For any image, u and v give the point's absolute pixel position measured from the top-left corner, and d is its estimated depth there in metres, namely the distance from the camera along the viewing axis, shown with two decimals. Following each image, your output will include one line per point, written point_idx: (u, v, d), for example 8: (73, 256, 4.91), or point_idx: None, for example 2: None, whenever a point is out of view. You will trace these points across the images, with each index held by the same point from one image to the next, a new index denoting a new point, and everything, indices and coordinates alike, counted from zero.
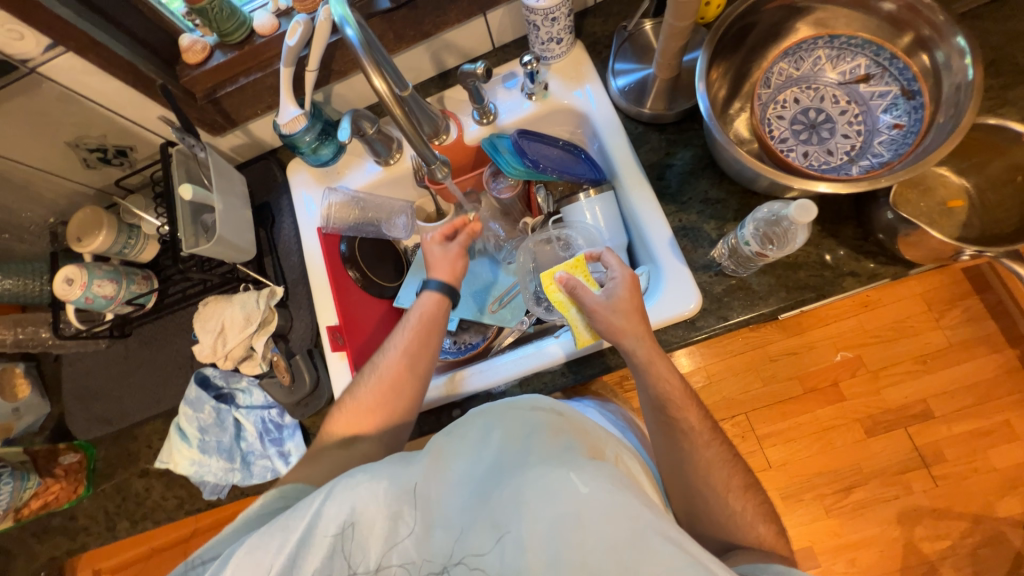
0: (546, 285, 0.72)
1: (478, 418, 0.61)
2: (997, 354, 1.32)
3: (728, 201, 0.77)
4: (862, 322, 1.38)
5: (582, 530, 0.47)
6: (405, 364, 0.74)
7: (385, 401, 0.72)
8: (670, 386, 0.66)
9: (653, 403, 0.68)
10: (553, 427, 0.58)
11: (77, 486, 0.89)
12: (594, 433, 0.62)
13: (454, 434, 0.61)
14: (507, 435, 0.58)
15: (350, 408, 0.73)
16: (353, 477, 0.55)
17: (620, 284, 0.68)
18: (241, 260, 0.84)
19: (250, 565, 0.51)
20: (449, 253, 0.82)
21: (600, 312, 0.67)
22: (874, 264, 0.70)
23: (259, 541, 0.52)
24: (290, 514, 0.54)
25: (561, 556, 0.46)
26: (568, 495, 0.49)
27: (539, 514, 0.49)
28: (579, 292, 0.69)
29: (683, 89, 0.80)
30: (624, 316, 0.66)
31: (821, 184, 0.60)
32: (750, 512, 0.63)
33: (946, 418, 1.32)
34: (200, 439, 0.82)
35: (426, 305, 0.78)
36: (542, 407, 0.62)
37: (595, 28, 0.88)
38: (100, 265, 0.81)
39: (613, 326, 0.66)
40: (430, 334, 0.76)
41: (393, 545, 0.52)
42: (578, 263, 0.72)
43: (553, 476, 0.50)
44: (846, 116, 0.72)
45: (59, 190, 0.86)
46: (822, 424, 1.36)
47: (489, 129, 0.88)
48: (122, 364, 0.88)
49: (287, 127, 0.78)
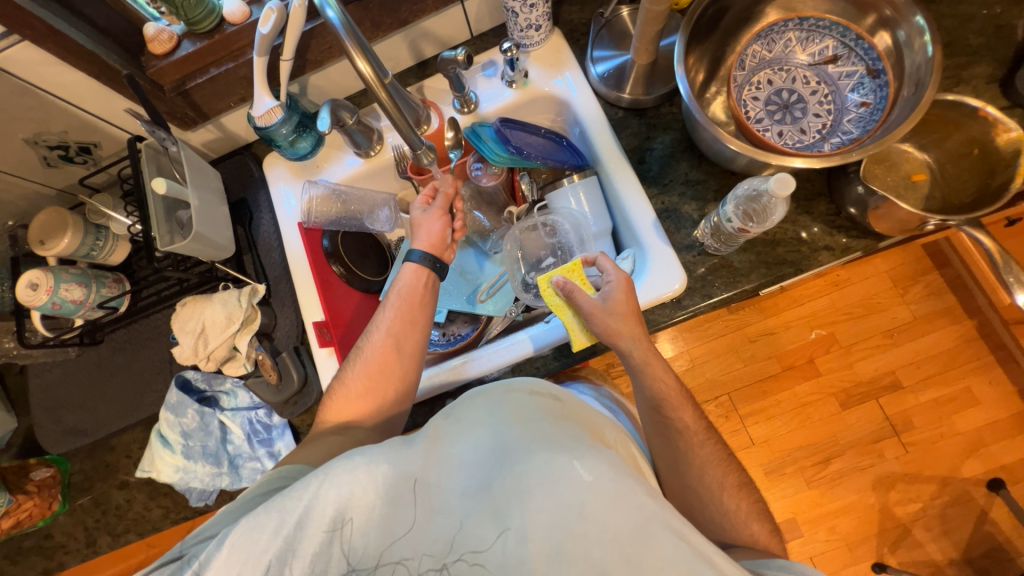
0: (543, 290, 0.72)
1: (481, 400, 0.61)
2: (956, 325, 1.40)
3: (708, 182, 0.79)
4: (833, 300, 1.44)
5: (586, 521, 0.48)
6: (391, 345, 0.73)
7: (375, 386, 0.71)
8: (653, 363, 0.68)
9: (646, 401, 0.69)
10: (554, 413, 0.59)
11: (52, 502, 0.84)
12: (593, 421, 0.63)
13: (453, 416, 0.61)
14: (509, 416, 0.58)
15: (339, 397, 0.72)
16: (352, 461, 0.54)
17: (616, 287, 0.68)
18: (219, 258, 0.81)
19: (247, 541, 0.51)
20: (430, 216, 0.80)
21: (600, 315, 0.67)
22: (847, 239, 0.74)
23: (256, 519, 0.52)
24: (286, 495, 0.53)
25: (564, 547, 0.47)
26: (573, 484, 0.50)
27: (542, 503, 0.50)
28: (575, 295, 0.69)
29: (660, 75, 0.81)
30: (621, 319, 0.67)
31: (798, 160, 0.63)
32: (744, 509, 0.65)
33: (914, 388, 1.39)
34: (182, 445, 0.79)
35: (407, 278, 0.77)
36: (542, 391, 0.63)
37: (572, 15, 0.88)
38: (67, 268, 0.77)
39: (609, 328, 0.67)
40: (413, 310, 0.75)
41: (393, 532, 0.52)
42: (574, 267, 0.72)
43: (558, 464, 0.51)
44: (816, 96, 0.75)
45: (18, 192, 0.82)
46: (800, 399, 1.42)
47: (471, 117, 0.88)
48: (95, 372, 0.84)
49: (262, 119, 0.76)
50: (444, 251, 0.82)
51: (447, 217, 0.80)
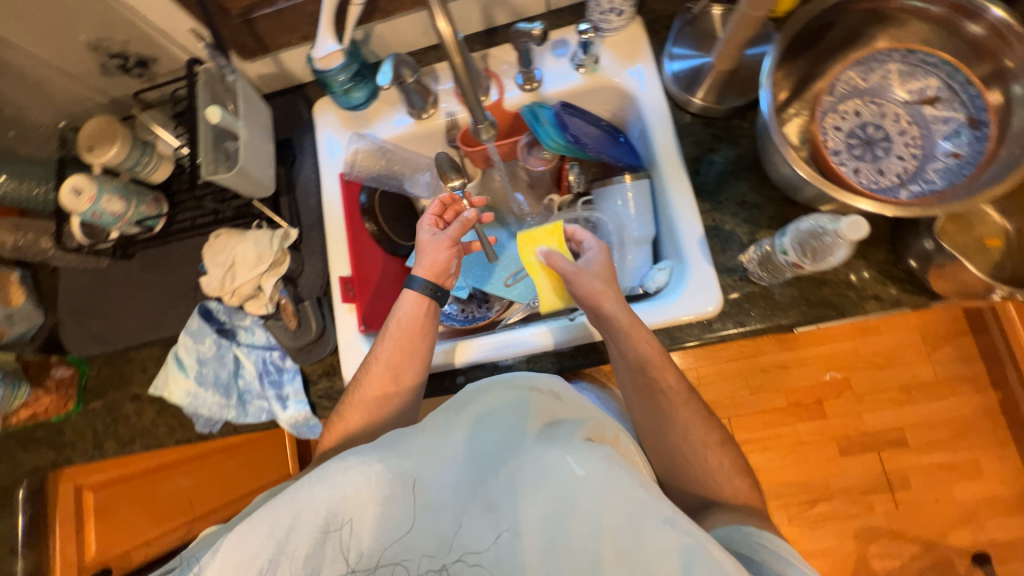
0: (521, 246, 0.80)
1: (477, 393, 0.60)
2: (977, 394, 1.36)
3: (765, 207, 0.75)
4: (856, 346, 1.40)
5: (577, 514, 0.48)
6: (389, 377, 0.73)
7: (373, 420, 0.72)
8: (641, 330, 0.68)
9: (651, 399, 0.68)
10: (550, 411, 0.58)
11: (68, 400, 0.87)
12: (597, 417, 0.61)
13: (446, 409, 0.59)
14: (503, 414, 0.57)
15: (337, 429, 0.72)
16: (344, 461, 0.55)
17: (597, 253, 0.73)
18: (257, 196, 0.80)
19: (241, 550, 0.52)
20: (437, 242, 0.77)
21: (582, 279, 0.69)
22: (899, 291, 0.70)
23: (251, 524, 0.53)
24: (277, 502, 0.54)
25: (559, 540, 0.48)
26: (565, 478, 0.49)
27: (535, 498, 0.50)
28: (554, 259, 0.72)
29: (738, 84, 0.77)
30: (602, 279, 0.69)
31: (865, 203, 0.59)
32: None
33: (919, 448, 1.36)
34: (197, 370, 0.80)
35: (407, 307, 0.76)
36: (542, 388, 0.61)
37: (657, 5, 0.84)
38: (110, 180, 0.77)
39: (591, 290, 0.69)
40: (413, 340, 0.74)
41: (386, 531, 0.52)
42: (554, 232, 0.79)
43: (552, 458, 0.51)
44: (903, 137, 0.70)
45: (73, 95, 0.82)
46: (799, 437, 1.40)
47: (531, 96, 0.84)
48: (123, 284, 0.86)
49: (321, 62, 0.75)
50: (446, 279, 0.80)
51: (456, 245, 0.78)
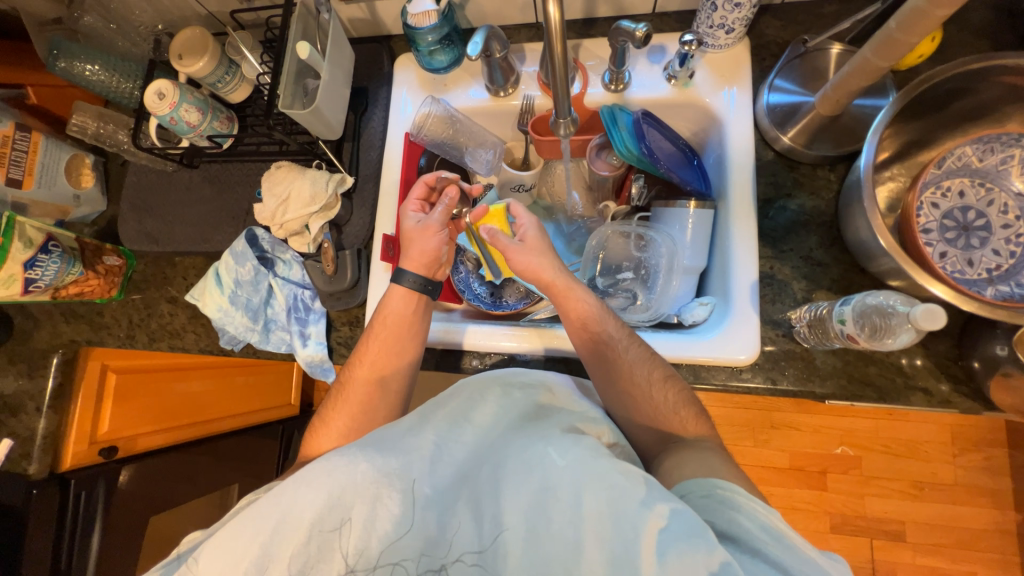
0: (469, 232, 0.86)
1: (465, 389, 0.64)
2: (996, 510, 1.28)
3: (829, 267, 0.71)
4: (878, 428, 1.34)
5: (556, 500, 0.50)
6: (375, 378, 0.75)
7: (358, 422, 0.74)
8: (576, 292, 0.72)
9: (663, 435, 0.65)
10: (537, 413, 0.62)
11: (111, 288, 0.91)
12: (587, 412, 0.63)
13: (436, 401, 0.64)
14: (486, 412, 0.62)
15: (323, 430, 0.75)
16: (328, 460, 0.55)
17: (529, 228, 0.75)
18: (325, 137, 0.81)
19: (223, 556, 0.50)
20: (425, 228, 0.77)
21: (518, 253, 0.73)
22: (951, 390, 0.66)
23: (232, 530, 0.51)
24: (261, 503, 0.52)
25: (541, 529, 0.49)
26: (547, 467, 0.52)
27: (518, 490, 0.52)
28: (498, 239, 0.73)
29: (836, 133, 0.72)
30: (533, 252, 0.73)
31: (938, 286, 0.55)
32: None
33: (917, 547, 1.30)
34: (232, 290, 0.83)
35: (395, 305, 0.75)
36: (532, 387, 0.65)
37: (770, 30, 0.79)
38: (192, 91, 0.80)
39: (527, 263, 0.72)
40: (398, 340, 0.75)
41: (377, 528, 0.52)
42: (495, 213, 0.82)
43: (535, 451, 0.54)
44: (1005, 231, 0.65)
45: (176, 0, 0.84)
46: (793, 503, 1.35)
47: (614, 97, 0.81)
48: (182, 192, 0.90)
49: (415, 18, 0.74)
50: (438, 269, 0.80)
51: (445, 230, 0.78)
